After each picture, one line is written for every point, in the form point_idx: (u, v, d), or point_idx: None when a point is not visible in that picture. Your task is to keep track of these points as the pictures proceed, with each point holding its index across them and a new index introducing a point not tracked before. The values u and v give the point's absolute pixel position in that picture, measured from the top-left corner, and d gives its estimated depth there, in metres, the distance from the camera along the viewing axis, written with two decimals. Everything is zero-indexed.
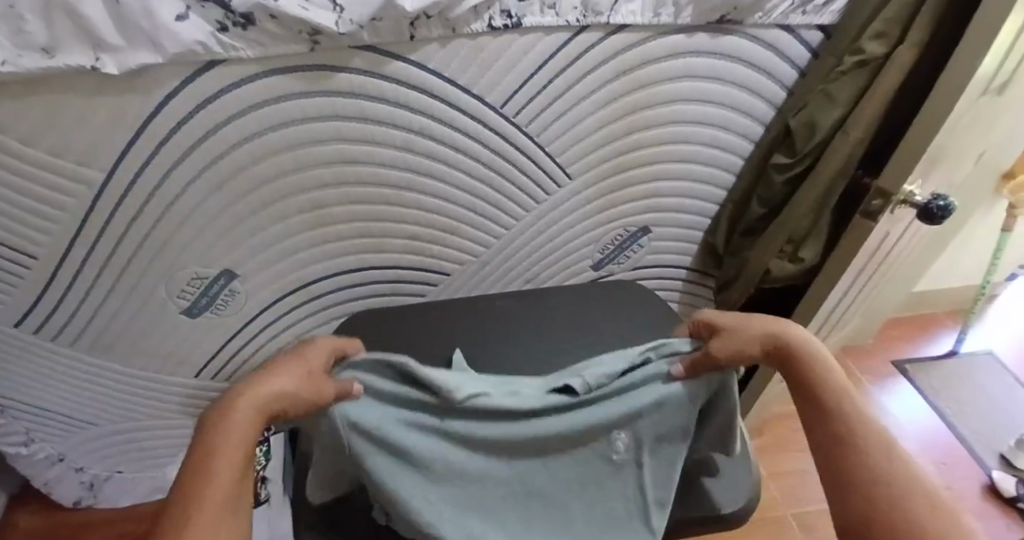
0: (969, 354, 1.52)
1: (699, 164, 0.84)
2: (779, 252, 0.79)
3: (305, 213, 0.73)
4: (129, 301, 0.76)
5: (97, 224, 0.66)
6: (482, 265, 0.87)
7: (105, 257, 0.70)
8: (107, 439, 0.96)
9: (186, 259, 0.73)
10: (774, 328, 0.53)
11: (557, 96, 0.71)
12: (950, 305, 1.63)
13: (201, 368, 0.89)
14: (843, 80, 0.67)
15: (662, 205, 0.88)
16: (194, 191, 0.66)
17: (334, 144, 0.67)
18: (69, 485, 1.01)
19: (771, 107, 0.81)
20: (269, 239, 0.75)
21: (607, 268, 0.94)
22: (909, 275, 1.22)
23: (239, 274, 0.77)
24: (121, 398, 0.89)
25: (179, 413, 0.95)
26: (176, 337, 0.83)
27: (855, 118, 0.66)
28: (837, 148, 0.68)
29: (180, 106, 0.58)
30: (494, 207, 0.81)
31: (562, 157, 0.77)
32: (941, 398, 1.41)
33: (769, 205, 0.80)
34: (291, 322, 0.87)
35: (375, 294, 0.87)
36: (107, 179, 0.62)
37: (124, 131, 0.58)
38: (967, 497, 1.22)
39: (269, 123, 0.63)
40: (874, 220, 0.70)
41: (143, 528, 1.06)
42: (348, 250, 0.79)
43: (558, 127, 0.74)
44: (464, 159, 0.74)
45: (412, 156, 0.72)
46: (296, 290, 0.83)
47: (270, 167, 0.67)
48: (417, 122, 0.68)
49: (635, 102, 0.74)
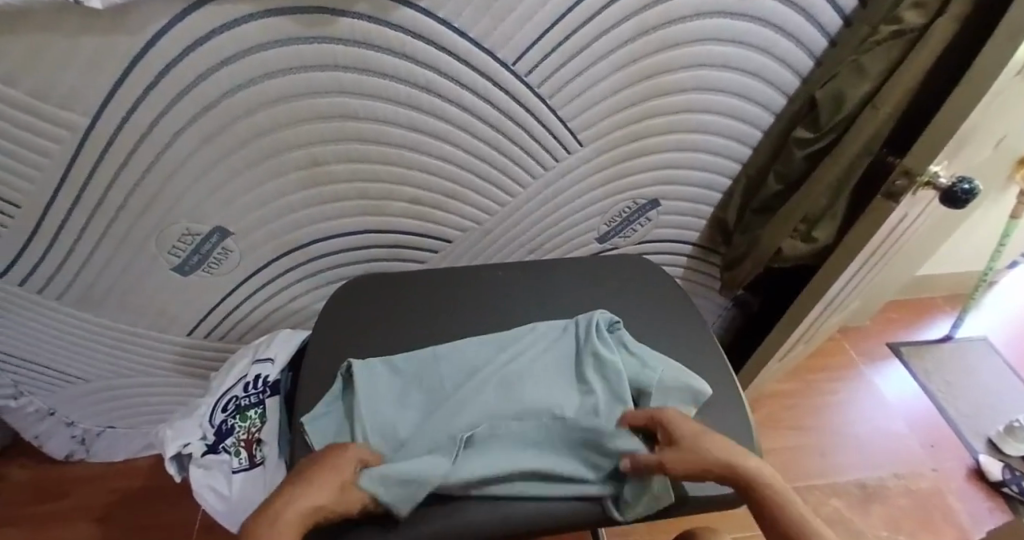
0: (964, 339, 1.52)
1: (715, 135, 0.81)
2: (792, 231, 0.76)
3: (302, 169, 0.70)
4: (118, 255, 0.73)
5: (83, 172, 0.63)
6: (485, 232, 0.84)
7: (91, 208, 0.67)
8: (99, 396, 0.94)
9: (176, 214, 0.70)
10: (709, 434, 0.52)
11: (574, 55, 0.67)
12: (949, 290, 1.62)
13: (193, 327, 0.87)
14: (877, 51, 0.64)
15: (673, 177, 0.85)
16: (185, 141, 0.63)
17: (336, 97, 0.64)
18: (60, 438, 1.00)
19: (796, 77, 0.77)
20: (264, 195, 0.72)
21: (613, 240, 0.92)
22: (913, 258, 1.21)
23: (233, 231, 0.74)
24: (113, 355, 0.87)
25: (171, 371, 0.93)
26: (167, 294, 0.80)
27: (887, 92, 0.63)
28: (864, 123, 0.65)
29: (166, 49, 0.54)
30: (500, 172, 0.77)
31: (574, 122, 0.74)
32: (933, 382, 1.42)
33: (785, 182, 0.77)
34: (286, 284, 0.85)
35: (376, 258, 0.84)
36: (92, 125, 0.58)
37: (108, 72, 0.54)
38: (952, 479, 1.24)
39: (263, 70, 0.59)
40: (895, 202, 0.66)
41: (137, 482, 1.05)
42: (348, 212, 0.77)
43: (572, 90, 0.70)
44: (472, 120, 0.70)
45: (415, 114, 0.68)
46: (293, 251, 0.80)
47: (267, 117, 0.64)
48: (424, 77, 0.64)
49: (652, 66, 0.70)
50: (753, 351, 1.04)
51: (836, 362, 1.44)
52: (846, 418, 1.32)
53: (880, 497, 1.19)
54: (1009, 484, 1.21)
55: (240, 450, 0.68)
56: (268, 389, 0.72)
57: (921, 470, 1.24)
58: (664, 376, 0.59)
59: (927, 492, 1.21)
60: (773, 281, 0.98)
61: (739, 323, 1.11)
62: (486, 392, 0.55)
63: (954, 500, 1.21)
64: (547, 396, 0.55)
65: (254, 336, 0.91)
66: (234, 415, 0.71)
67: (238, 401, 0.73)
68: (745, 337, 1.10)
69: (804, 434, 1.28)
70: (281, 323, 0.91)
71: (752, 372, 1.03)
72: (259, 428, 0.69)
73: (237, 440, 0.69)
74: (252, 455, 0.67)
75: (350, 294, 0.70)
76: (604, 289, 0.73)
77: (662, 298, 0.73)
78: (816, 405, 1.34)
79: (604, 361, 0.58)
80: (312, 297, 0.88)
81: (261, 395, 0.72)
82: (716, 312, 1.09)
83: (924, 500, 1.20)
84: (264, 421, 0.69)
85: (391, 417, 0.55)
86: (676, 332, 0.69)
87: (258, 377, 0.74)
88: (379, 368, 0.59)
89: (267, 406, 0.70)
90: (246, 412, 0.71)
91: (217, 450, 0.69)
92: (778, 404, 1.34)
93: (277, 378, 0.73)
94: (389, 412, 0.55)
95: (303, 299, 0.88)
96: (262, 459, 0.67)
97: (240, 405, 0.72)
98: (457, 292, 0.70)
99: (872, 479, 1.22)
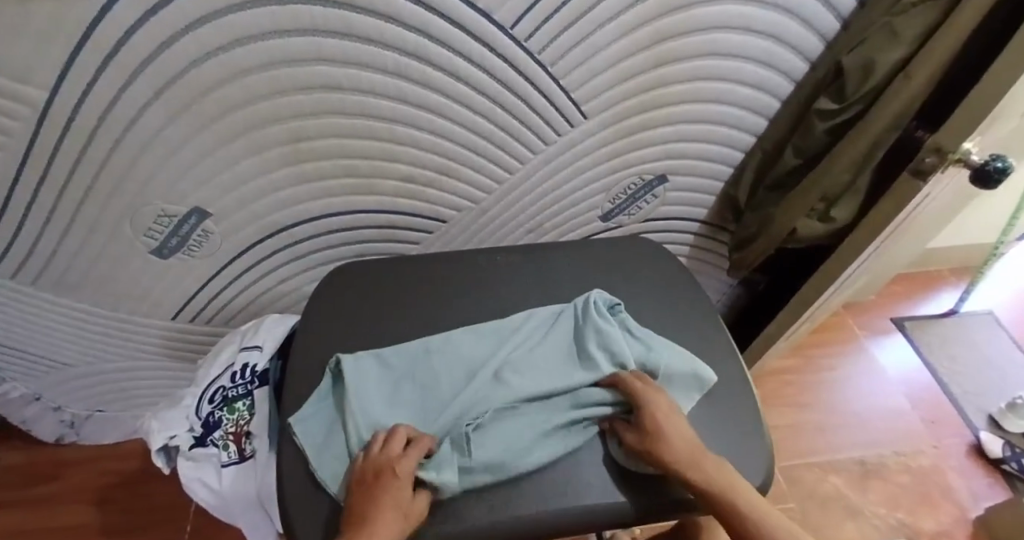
0: (968, 313, 1.50)
1: (728, 106, 0.76)
2: (809, 210, 0.71)
3: (284, 145, 0.65)
4: (91, 238, 0.68)
5: (45, 151, 0.58)
6: (482, 211, 0.80)
7: (58, 189, 0.62)
8: (84, 381, 0.91)
9: (151, 194, 0.65)
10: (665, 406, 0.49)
11: (578, 17, 0.61)
12: (956, 263, 1.59)
13: (177, 311, 0.83)
14: (911, 14, 0.58)
15: (682, 151, 0.80)
16: (154, 116, 0.57)
17: (317, 66, 0.58)
18: (48, 422, 0.97)
19: (819, 42, 0.72)
20: (245, 173, 0.67)
21: (617, 218, 0.87)
22: (925, 233, 1.17)
23: (213, 212, 0.70)
24: (95, 340, 0.84)
25: (157, 356, 0.90)
26: (147, 278, 0.76)
27: (921, 60, 0.57)
28: (894, 95, 0.59)
29: (125, 15, 0.48)
30: (498, 147, 0.72)
31: (577, 92, 0.68)
32: (936, 357, 1.40)
33: (803, 157, 0.72)
34: (274, 266, 0.80)
35: (368, 239, 0.80)
36: (51, 100, 0.53)
37: (63, 42, 0.48)
38: (952, 456, 1.23)
39: (234, 36, 0.53)
40: (923, 180, 0.62)
41: (129, 466, 1.03)
42: (335, 190, 0.72)
43: (576, 57, 0.64)
44: (467, 90, 0.65)
45: (405, 84, 0.62)
46: (279, 231, 0.75)
47: (243, 89, 0.58)
48: (415, 44, 0.59)
49: (662, 30, 0.65)
50: (758, 330, 1.02)
51: (840, 337, 1.41)
52: (849, 395, 1.30)
53: (881, 474, 1.19)
54: (1009, 461, 1.21)
55: (228, 443, 0.65)
56: (256, 380, 0.69)
57: (922, 447, 1.24)
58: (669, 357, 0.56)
59: (926, 469, 1.21)
60: (781, 260, 0.94)
61: (745, 301, 1.07)
62: (482, 381, 0.52)
63: (953, 476, 1.20)
64: (550, 380, 0.52)
65: (241, 320, 0.87)
66: (221, 407, 0.68)
67: (225, 391, 0.69)
68: (750, 316, 1.06)
69: (806, 410, 1.27)
70: (270, 305, 0.87)
71: (757, 352, 1.00)
72: (248, 421, 0.66)
73: (225, 433, 0.66)
74: (241, 448, 0.65)
75: (340, 278, 0.66)
76: (609, 273, 0.69)
77: (671, 283, 0.69)
78: (820, 381, 1.32)
79: (607, 339, 0.55)
80: (301, 279, 0.84)
81: (249, 386, 0.69)
82: (722, 290, 1.05)
83: (924, 477, 1.19)
84: (254, 413, 0.66)
85: (382, 414, 0.51)
86: (684, 318, 0.66)
87: (246, 366, 0.70)
88: (368, 362, 0.55)
89: (256, 397, 0.67)
90: (234, 403, 0.68)
91: (205, 443, 0.67)
92: (780, 381, 1.32)
93: (265, 368, 0.70)
94: (380, 411, 0.52)
95: (292, 281, 0.84)
96: (253, 452, 0.64)
97: (228, 397, 0.69)
98: (454, 277, 0.66)
99: (873, 457, 1.21)
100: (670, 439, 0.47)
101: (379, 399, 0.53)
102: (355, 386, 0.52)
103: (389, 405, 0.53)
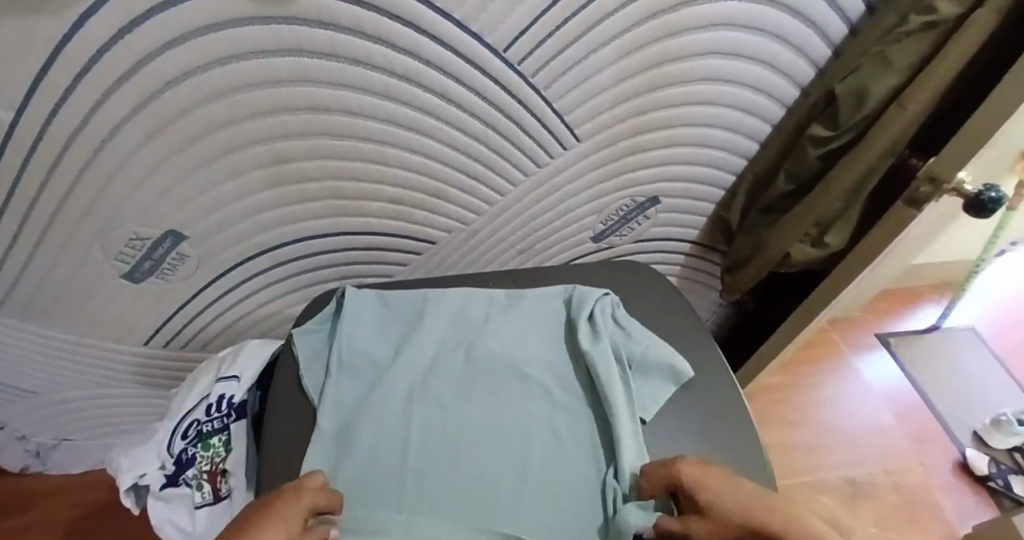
0: (949, 329, 1.52)
1: (721, 129, 0.75)
2: (803, 236, 0.71)
3: (266, 167, 0.63)
4: (59, 262, 0.64)
5: (9, 173, 0.54)
6: (471, 233, 0.78)
7: (23, 212, 0.58)
8: (51, 409, 0.86)
9: (124, 216, 0.62)
10: (728, 500, 0.40)
11: (573, 40, 0.59)
12: (937, 279, 1.61)
13: (151, 336, 0.79)
14: (906, 42, 0.58)
15: (673, 173, 0.79)
16: (129, 136, 0.54)
17: (301, 87, 0.56)
18: (12, 452, 0.92)
19: (812, 67, 0.72)
20: (225, 195, 0.64)
21: (608, 239, 0.86)
22: (908, 252, 1.18)
23: (190, 235, 0.67)
24: (63, 367, 0.80)
25: (130, 382, 0.85)
26: (120, 303, 0.72)
27: (916, 88, 0.57)
28: (888, 122, 0.59)
29: (97, 33, 0.45)
30: (489, 169, 0.71)
31: (570, 115, 0.67)
32: (920, 373, 1.41)
33: (796, 181, 0.72)
34: (253, 289, 0.77)
35: (353, 261, 0.78)
36: (16, 121, 0.50)
37: (28, 60, 0.45)
38: (938, 474, 1.24)
39: (214, 55, 0.51)
40: (917, 208, 0.62)
41: (100, 496, 0.98)
42: (319, 212, 0.69)
43: (570, 79, 0.63)
44: (458, 112, 0.63)
45: (393, 106, 0.60)
46: (259, 254, 0.73)
47: (224, 109, 0.55)
48: (405, 66, 0.57)
49: (657, 54, 0.64)
50: (749, 352, 1.01)
51: (827, 355, 1.41)
52: (837, 412, 1.31)
53: (870, 494, 1.18)
54: (994, 479, 1.21)
55: (202, 483, 0.62)
56: (233, 413, 0.66)
57: (909, 465, 1.24)
58: (650, 350, 0.60)
59: (913, 488, 1.21)
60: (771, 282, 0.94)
61: (734, 321, 1.07)
62: (445, 349, 0.59)
63: (940, 495, 1.21)
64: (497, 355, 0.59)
65: (220, 344, 0.84)
66: (194, 443, 0.64)
67: (199, 426, 0.66)
68: (740, 336, 1.06)
69: (796, 429, 1.27)
70: (250, 329, 0.84)
71: (747, 373, 1.00)
72: (224, 458, 0.63)
73: (199, 473, 0.62)
74: (217, 488, 0.61)
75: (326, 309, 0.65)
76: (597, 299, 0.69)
77: (666, 309, 0.68)
78: (808, 399, 1.32)
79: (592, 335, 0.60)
80: (282, 302, 0.81)
81: (225, 420, 0.65)
82: (712, 309, 1.04)
83: (911, 496, 1.19)
84: (229, 449, 0.63)
85: (364, 344, 0.60)
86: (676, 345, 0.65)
87: (222, 398, 0.67)
88: (370, 298, 0.64)
89: (232, 432, 0.64)
90: (208, 439, 0.64)
91: (177, 482, 0.63)
92: (769, 399, 1.32)
93: (243, 400, 0.67)
94: (365, 342, 0.60)
95: (273, 304, 0.81)
96: (229, 492, 0.61)
97: (202, 432, 0.65)
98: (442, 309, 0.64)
99: (863, 477, 1.20)
100: (725, 521, 0.40)
101: (363, 330, 0.61)
102: (352, 315, 0.61)
103: (368, 337, 0.61)
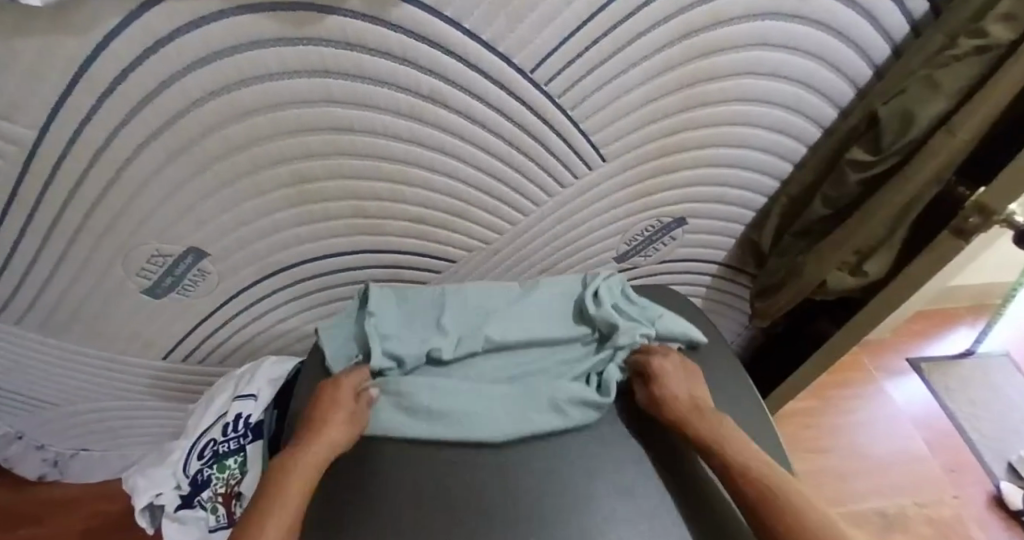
0: (984, 354, 1.46)
1: (754, 150, 0.73)
2: (840, 263, 0.68)
3: (287, 186, 0.62)
4: (80, 277, 0.64)
5: (34, 190, 0.54)
6: (493, 252, 0.76)
7: (46, 228, 0.58)
8: (70, 420, 0.87)
9: (145, 233, 0.61)
10: (683, 380, 0.59)
11: (603, 61, 0.57)
12: (971, 301, 1.55)
13: (169, 351, 0.79)
14: (955, 66, 0.55)
15: (703, 195, 0.77)
16: (151, 155, 0.54)
17: (324, 107, 0.55)
18: (31, 461, 0.92)
19: (850, 87, 0.69)
20: (246, 214, 0.63)
21: (632, 260, 0.84)
22: (943, 276, 1.14)
23: (210, 253, 0.66)
24: (82, 379, 0.80)
25: (148, 395, 0.85)
26: (139, 318, 0.72)
27: (966, 115, 0.54)
28: (934, 150, 0.56)
29: (122, 54, 0.45)
30: (513, 189, 0.69)
31: (597, 135, 0.65)
32: (953, 400, 1.36)
33: (834, 206, 0.69)
34: (271, 306, 0.77)
35: (372, 279, 0.76)
36: (41, 139, 0.49)
37: (54, 81, 0.45)
38: (972, 507, 1.18)
39: (238, 76, 0.50)
40: (965, 239, 0.59)
41: (115, 507, 0.98)
42: (339, 230, 0.68)
43: (598, 100, 0.61)
44: (484, 132, 0.62)
45: (417, 126, 0.59)
46: (279, 271, 0.72)
47: (247, 129, 0.55)
48: (429, 86, 0.56)
49: (688, 75, 0.62)
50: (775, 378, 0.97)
51: (855, 378, 1.37)
52: (867, 439, 1.26)
53: (900, 526, 1.14)
54: None
55: (217, 506, 0.61)
56: (249, 433, 0.65)
57: (942, 497, 1.19)
58: (664, 321, 0.66)
59: (946, 521, 1.16)
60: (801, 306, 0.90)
61: (761, 344, 1.03)
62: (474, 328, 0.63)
63: (975, 530, 1.15)
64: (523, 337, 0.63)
65: (237, 359, 0.83)
66: (211, 464, 0.64)
67: (216, 446, 0.65)
68: (765, 360, 1.03)
69: (823, 455, 1.22)
70: (267, 344, 0.83)
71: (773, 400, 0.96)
72: (239, 480, 0.61)
73: (214, 495, 0.62)
74: (231, 511, 0.60)
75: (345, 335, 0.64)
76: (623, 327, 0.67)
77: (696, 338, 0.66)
78: (836, 424, 1.28)
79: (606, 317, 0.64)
80: (300, 318, 0.80)
81: (241, 440, 0.64)
82: (738, 330, 1.01)
83: (944, 530, 1.14)
84: (245, 471, 0.62)
85: (394, 327, 0.63)
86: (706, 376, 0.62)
87: (240, 417, 0.66)
88: (392, 293, 0.66)
89: (248, 453, 0.63)
90: (224, 460, 0.63)
91: (192, 504, 0.62)
92: (796, 423, 1.27)
93: (260, 419, 0.66)
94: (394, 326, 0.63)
95: (291, 320, 0.80)
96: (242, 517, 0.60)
97: (218, 452, 0.64)
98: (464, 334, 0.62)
99: (893, 508, 1.16)
100: (673, 390, 0.58)
101: (391, 314, 0.64)
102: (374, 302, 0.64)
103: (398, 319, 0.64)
